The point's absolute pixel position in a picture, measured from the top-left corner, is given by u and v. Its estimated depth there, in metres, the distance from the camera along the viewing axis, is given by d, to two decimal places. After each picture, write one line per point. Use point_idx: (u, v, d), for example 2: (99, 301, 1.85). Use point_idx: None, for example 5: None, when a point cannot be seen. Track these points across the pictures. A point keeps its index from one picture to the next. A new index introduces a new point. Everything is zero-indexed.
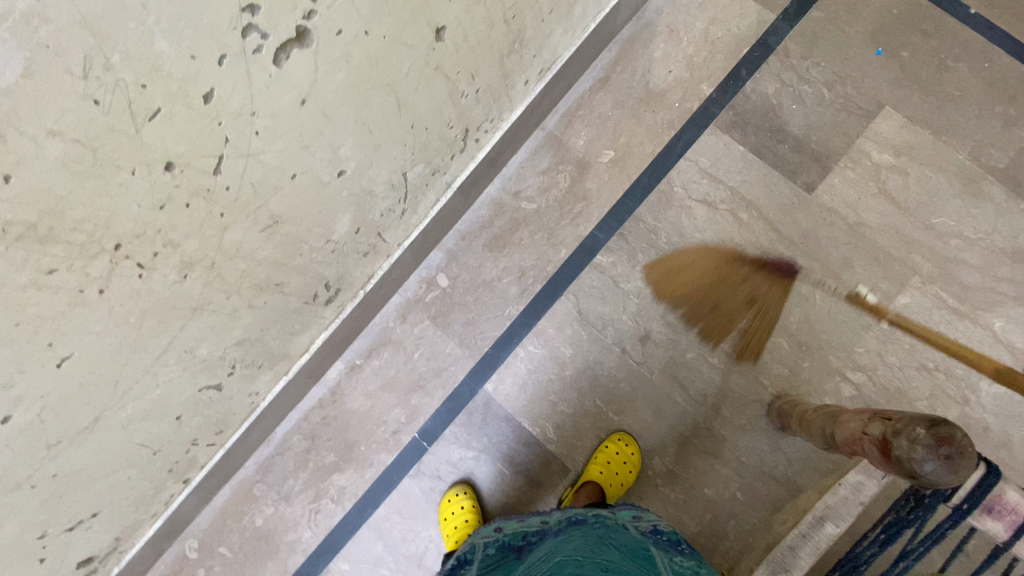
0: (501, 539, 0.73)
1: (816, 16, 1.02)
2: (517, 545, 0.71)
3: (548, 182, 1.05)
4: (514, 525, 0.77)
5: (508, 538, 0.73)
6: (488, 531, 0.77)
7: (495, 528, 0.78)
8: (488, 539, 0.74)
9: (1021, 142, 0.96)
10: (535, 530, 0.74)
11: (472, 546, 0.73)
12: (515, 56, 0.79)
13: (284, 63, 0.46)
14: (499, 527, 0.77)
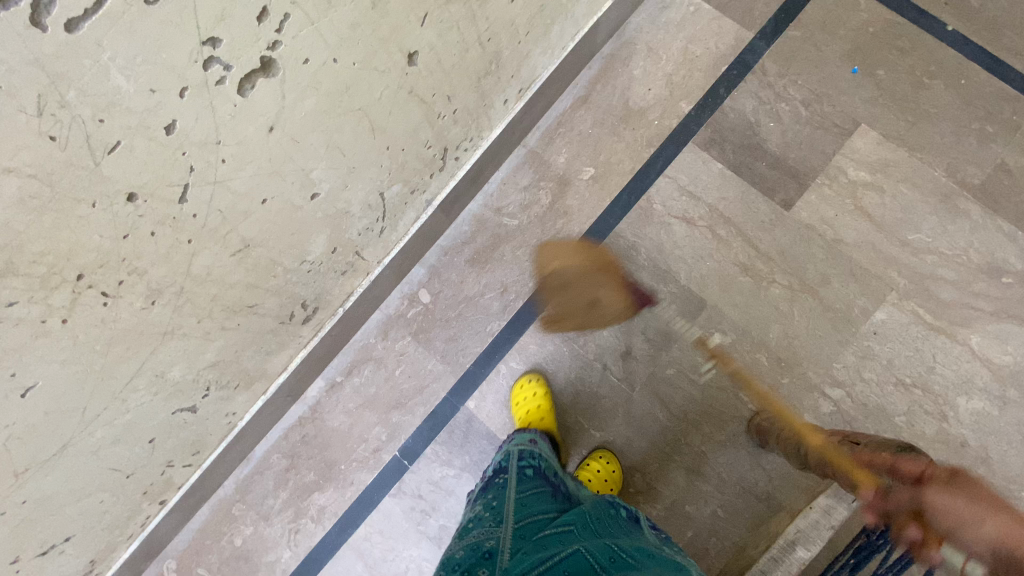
0: (535, 457, 0.78)
1: (793, 35, 1.04)
2: (549, 478, 0.74)
3: (530, 198, 1.06)
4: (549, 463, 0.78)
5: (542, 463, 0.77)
6: (523, 441, 0.83)
7: (529, 439, 0.84)
8: (523, 453, 0.79)
9: (996, 158, 0.97)
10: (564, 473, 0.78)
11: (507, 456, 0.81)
12: (492, 77, 0.80)
13: (248, 93, 0.46)
14: (534, 440, 0.83)
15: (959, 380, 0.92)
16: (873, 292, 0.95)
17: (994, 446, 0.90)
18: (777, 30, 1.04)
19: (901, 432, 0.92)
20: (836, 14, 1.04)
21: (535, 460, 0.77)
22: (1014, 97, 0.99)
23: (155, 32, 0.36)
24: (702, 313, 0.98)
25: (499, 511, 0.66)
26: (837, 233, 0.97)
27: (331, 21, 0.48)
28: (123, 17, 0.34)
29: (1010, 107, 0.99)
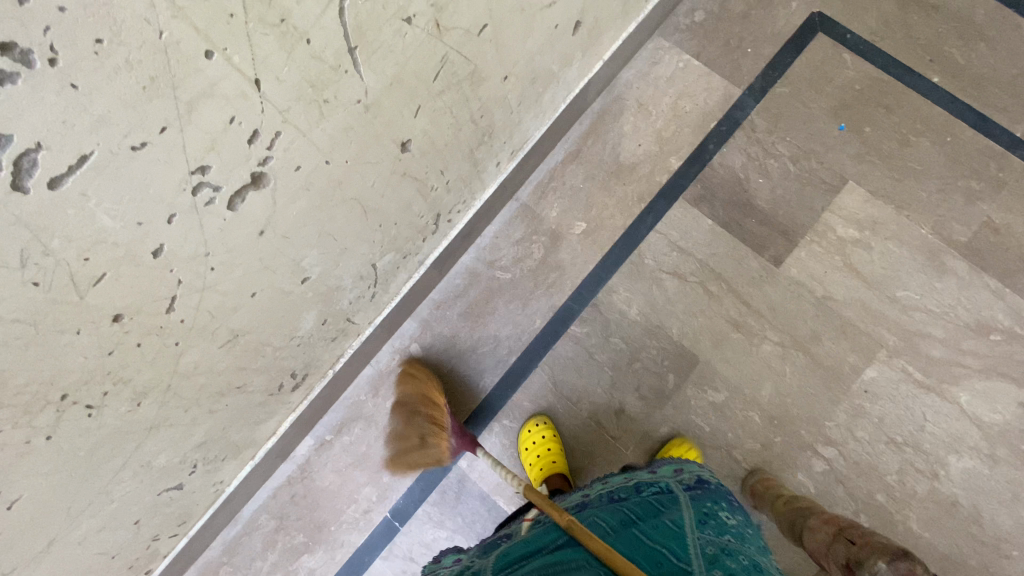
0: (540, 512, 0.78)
1: (781, 92, 1.05)
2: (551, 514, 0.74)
3: (522, 252, 1.06)
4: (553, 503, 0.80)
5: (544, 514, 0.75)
6: (532, 513, 0.79)
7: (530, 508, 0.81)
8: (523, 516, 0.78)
9: (983, 216, 0.99)
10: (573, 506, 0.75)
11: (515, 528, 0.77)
12: (485, 147, 0.81)
13: (239, 206, 0.45)
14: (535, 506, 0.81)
15: (950, 438, 0.93)
16: (863, 349, 0.96)
17: (985, 505, 0.91)
18: (764, 87, 1.05)
19: (892, 490, 0.92)
20: (823, 71, 1.05)
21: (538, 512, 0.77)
22: (1000, 154, 1.01)
23: (141, 173, 0.37)
24: (694, 369, 0.99)
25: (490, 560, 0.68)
26: (827, 290, 0.98)
27: (323, 130, 0.47)
28: (109, 165, 0.35)
29: (996, 164, 1.00)
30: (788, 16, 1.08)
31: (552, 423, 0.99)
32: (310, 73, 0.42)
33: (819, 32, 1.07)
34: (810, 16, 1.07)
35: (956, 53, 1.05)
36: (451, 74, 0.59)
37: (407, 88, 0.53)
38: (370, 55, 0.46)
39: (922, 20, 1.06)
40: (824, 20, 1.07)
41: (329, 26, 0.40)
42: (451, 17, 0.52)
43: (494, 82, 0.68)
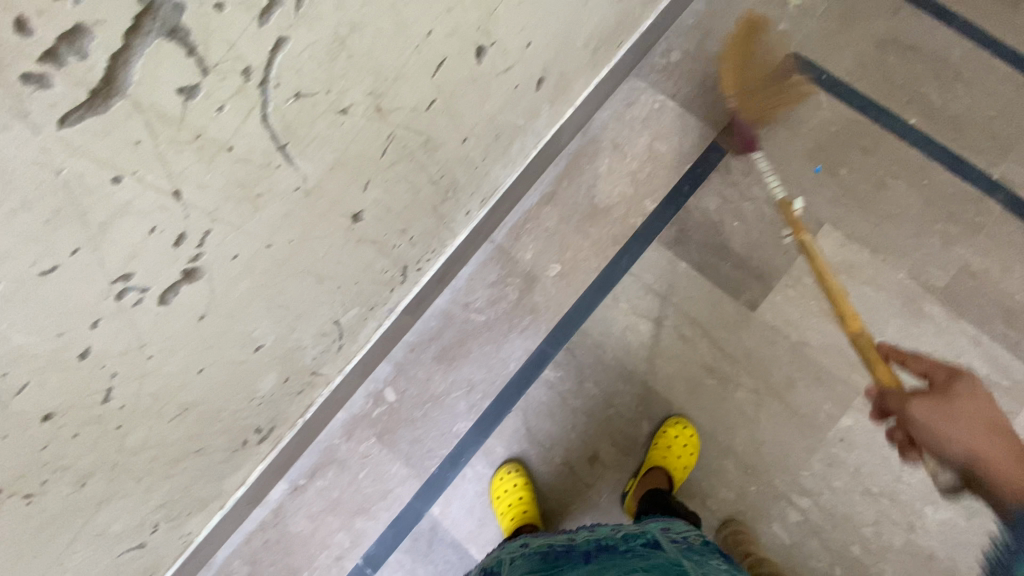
0: (529, 552, 0.77)
1: (756, 133, 1.05)
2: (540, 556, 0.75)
3: (498, 294, 1.05)
4: (540, 540, 0.80)
5: (531, 550, 0.77)
6: (515, 546, 0.80)
7: (521, 542, 0.81)
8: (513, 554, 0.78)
9: (960, 261, 0.98)
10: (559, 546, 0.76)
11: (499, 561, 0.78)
12: (450, 201, 0.81)
13: (172, 299, 0.46)
14: (524, 540, 0.80)
15: (928, 489, 0.91)
16: (839, 397, 0.95)
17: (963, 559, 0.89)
18: (742, 127, 1.04)
19: (868, 543, 0.91)
20: (799, 113, 1.05)
21: (527, 552, 0.77)
22: (976, 197, 1.01)
23: (58, 291, 0.37)
24: (669, 416, 0.97)
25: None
26: (803, 335, 0.97)
27: (260, 219, 0.47)
28: (19, 291, 0.34)
29: (972, 208, 1.00)
30: (764, 57, 1.08)
31: (524, 470, 0.98)
32: (237, 176, 0.42)
33: (795, 73, 1.07)
34: (786, 56, 1.07)
35: (933, 94, 1.05)
36: (401, 147, 0.59)
37: (350, 168, 0.53)
38: (304, 148, 0.46)
39: (898, 60, 1.07)
40: (800, 60, 1.07)
41: (252, 131, 0.40)
42: (394, 100, 0.52)
43: (452, 146, 0.69)
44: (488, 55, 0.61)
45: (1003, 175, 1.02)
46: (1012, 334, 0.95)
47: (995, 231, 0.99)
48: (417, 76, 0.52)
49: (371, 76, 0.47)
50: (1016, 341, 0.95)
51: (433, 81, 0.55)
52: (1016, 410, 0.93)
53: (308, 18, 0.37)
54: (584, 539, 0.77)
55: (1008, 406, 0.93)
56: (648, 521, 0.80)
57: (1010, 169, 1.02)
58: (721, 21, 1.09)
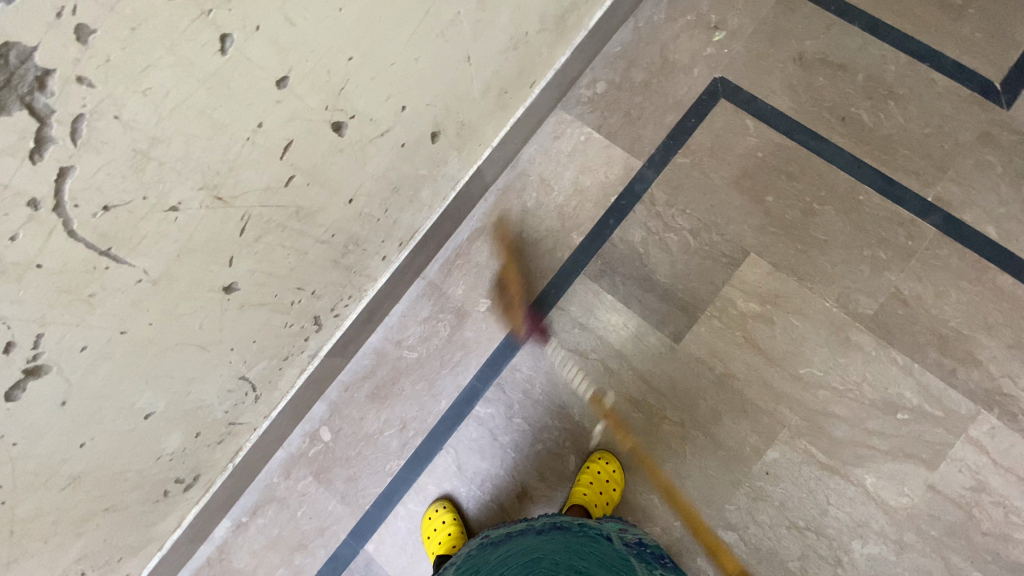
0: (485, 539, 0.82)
1: (681, 162, 1.04)
2: (496, 544, 0.79)
3: (429, 330, 1.06)
4: (500, 530, 0.85)
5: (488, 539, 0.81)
6: (477, 537, 0.84)
7: (482, 534, 0.86)
8: (471, 542, 0.83)
9: (891, 287, 0.95)
10: (516, 530, 0.81)
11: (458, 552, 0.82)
12: (355, 252, 0.82)
13: (20, 394, 0.48)
14: (486, 532, 0.86)
15: (855, 523, 0.90)
16: (765, 429, 0.94)
17: None
18: (665, 158, 1.05)
19: None
20: (725, 140, 1.04)
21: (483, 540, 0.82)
22: (909, 221, 0.97)
23: None
24: (595, 450, 0.99)
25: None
26: (728, 367, 0.97)
27: (103, 313, 0.50)
28: None
29: (905, 232, 0.97)
30: (690, 83, 1.06)
31: (453, 507, 1.00)
32: (58, 285, 0.44)
33: (722, 98, 1.05)
34: (712, 82, 1.06)
35: (864, 114, 1.01)
36: (265, 221, 0.61)
37: (204, 252, 0.56)
38: (134, 248, 0.48)
39: (827, 81, 1.03)
40: (726, 85, 1.05)
41: (60, 247, 0.42)
42: (236, 187, 0.53)
43: (336, 209, 0.70)
44: (351, 127, 0.62)
45: (939, 196, 0.97)
46: (947, 362, 0.92)
47: (929, 255, 0.95)
48: (260, 162, 0.54)
49: (198, 174, 0.49)
50: (951, 370, 0.92)
51: (284, 161, 0.57)
52: (950, 442, 0.90)
53: (92, 147, 0.40)
54: (541, 522, 0.83)
55: (943, 438, 0.90)
56: (606, 522, 0.86)
57: (947, 189, 0.97)
58: (647, 48, 1.08)
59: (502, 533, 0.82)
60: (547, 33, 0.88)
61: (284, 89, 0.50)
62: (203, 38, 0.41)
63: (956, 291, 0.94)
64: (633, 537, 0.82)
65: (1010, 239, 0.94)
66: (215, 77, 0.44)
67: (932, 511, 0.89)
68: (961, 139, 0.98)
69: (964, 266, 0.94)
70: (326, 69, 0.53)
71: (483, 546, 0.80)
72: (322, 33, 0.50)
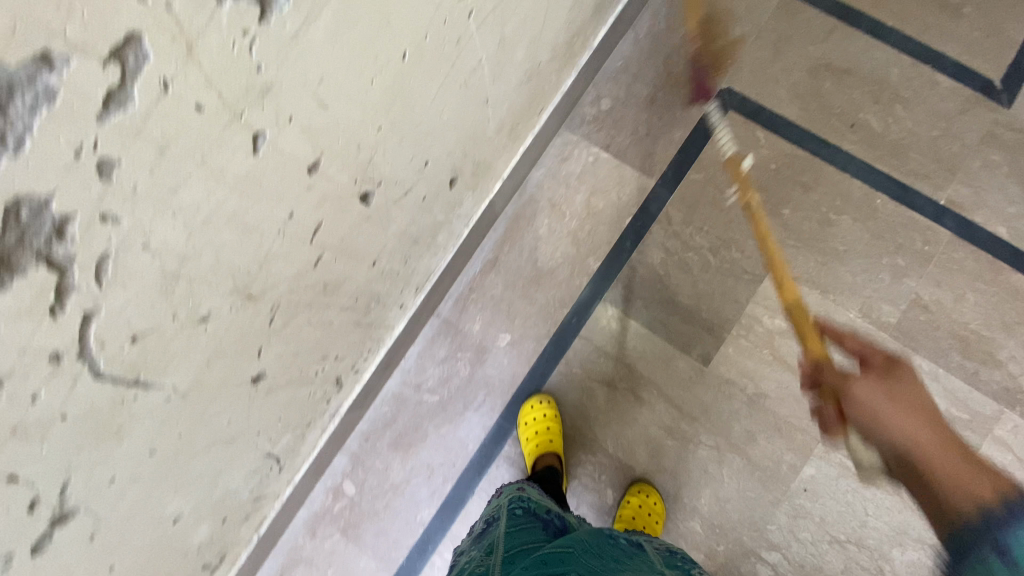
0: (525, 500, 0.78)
1: (693, 179, 1.02)
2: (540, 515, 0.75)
3: (448, 370, 1.01)
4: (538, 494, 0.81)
5: (531, 502, 0.77)
6: (511, 490, 0.81)
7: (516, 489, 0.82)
8: (510, 498, 0.78)
9: (912, 293, 0.96)
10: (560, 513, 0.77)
11: (498, 507, 0.79)
12: (376, 308, 0.77)
13: (48, 544, 0.43)
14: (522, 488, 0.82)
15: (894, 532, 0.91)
16: (800, 446, 0.94)
17: None
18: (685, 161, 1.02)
19: None
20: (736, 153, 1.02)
21: (524, 500, 0.78)
22: (925, 226, 0.97)
23: None
24: (632, 480, 0.97)
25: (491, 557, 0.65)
26: (758, 386, 0.96)
27: (132, 440, 0.45)
28: None
29: (921, 237, 0.97)
30: (697, 95, 1.04)
31: (554, 402, 0.99)
32: (85, 426, 0.39)
33: (730, 110, 1.03)
34: (719, 94, 1.03)
35: (873, 119, 1.00)
36: (294, 305, 0.55)
37: (232, 352, 0.50)
38: (163, 369, 0.43)
39: (834, 87, 1.02)
40: (733, 96, 1.03)
41: (89, 390, 0.37)
42: (266, 281, 0.48)
43: (359, 275, 0.65)
44: (378, 193, 0.57)
45: (951, 199, 0.97)
46: (970, 365, 0.93)
47: (946, 259, 0.96)
48: (289, 251, 0.49)
49: (229, 277, 0.43)
50: (975, 372, 0.93)
51: (313, 244, 0.52)
52: (979, 443, 0.91)
53: (119, 284, 0.35)
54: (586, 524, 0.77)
55: (971, 440, 0.91)
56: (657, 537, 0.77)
57: (958, 191, 0.97)
58: (649, 61, 1.05)
59: (544, 502, 0.78)
60: (557, 60, 0.83)
61: (315, 174, 0.45)
62: (236, 141, 0.36)
63: (974, 293, 0.95)
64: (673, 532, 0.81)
65: None
66: (246, 180, 0.39)
67: None
68: (967, 140, 0.98)
69: (980, 268, 0.95)
70: (356, 144, 0.48)
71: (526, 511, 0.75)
72: (354, 110, 0.45)
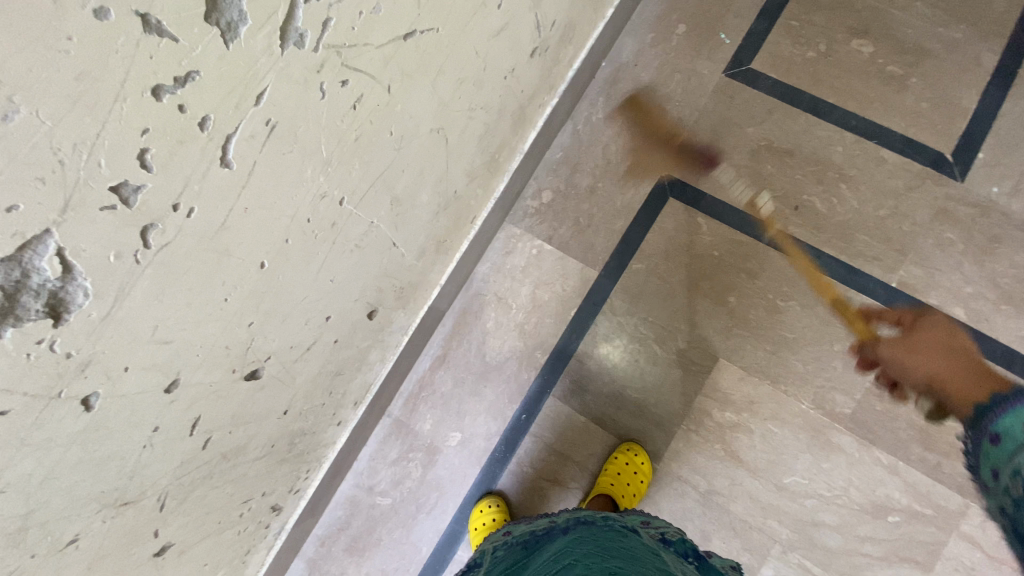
0: (509, 540, 0.80)
1: (637, 268, 1.01)
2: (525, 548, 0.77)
3: (400, 472, 1.02)
4: (522, 526, 0.83)
5: (515, 539, 0.79)
6: (498, 534, 0.83)
7: (504, 530, 0.84)
8: (495, 542, 0.81)
9: (866, 381, 0.92)
10: (543, 530, 0.79)
11: (483, 552, 0.80)
12: (304, 439, 0.78)
13: None
14: (508, 528, 0.84)
15: None
16: (756, 547, 0.91)
17: None
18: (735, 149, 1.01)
19: None
20: (678, 242, 1.01)
21: (508, 540, 0.80)
22: (877, 310, 0.94)
23: None
24: None
25: None
26: (710, 483, 0.94)
27: None
28: None
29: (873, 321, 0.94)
30: (636, 183, 1.03)
31: (503, 503, 0.97)
32: None
33: (670, 198, 1.02)
34: (658, 181, 1.03)
35: (817, 200, 0.98)
36: (189, 485, 0.56)
37: (119, 548, 0.52)
38: None
39: (776, 168, 1.00)
40: (672, 183, 1.02)
41: None
42: (142, 484, 0.50)
43: (269, 427, 0.65)
44: (269, 366, 0.58)
45: (904, 281, 0.94)
46: (932, 457, 0.89)
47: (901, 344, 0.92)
48: (166, 454, 0.50)
49: (95, 500, 0.45)
50: (936, 465, 0.89)
51: (196, 435, 0.53)
52: (945, 541, 0.87)
53: None
54: (563, 518, 0.80)
55: (936, 537, 0.88)
56: (630, 513, 0.84)
57: (911, 272, 0.94)
58: (588, 152, 1.05)
59: (528, 530, 0.81)
60: (478, 177, 0.84)
61: (176, 390, 0.47)
62: (61, 412, 0.38)
63: None
64: (660, 529, 0.80)
65: (982, 320, 0.91)
66: (86, 432, 0.40)
67: None
68: (918, 217, 0.95)
69: None
70: (224, 345, 0.49)
71: (509, 545, 0.78)
72: (211, 329, 0.46)
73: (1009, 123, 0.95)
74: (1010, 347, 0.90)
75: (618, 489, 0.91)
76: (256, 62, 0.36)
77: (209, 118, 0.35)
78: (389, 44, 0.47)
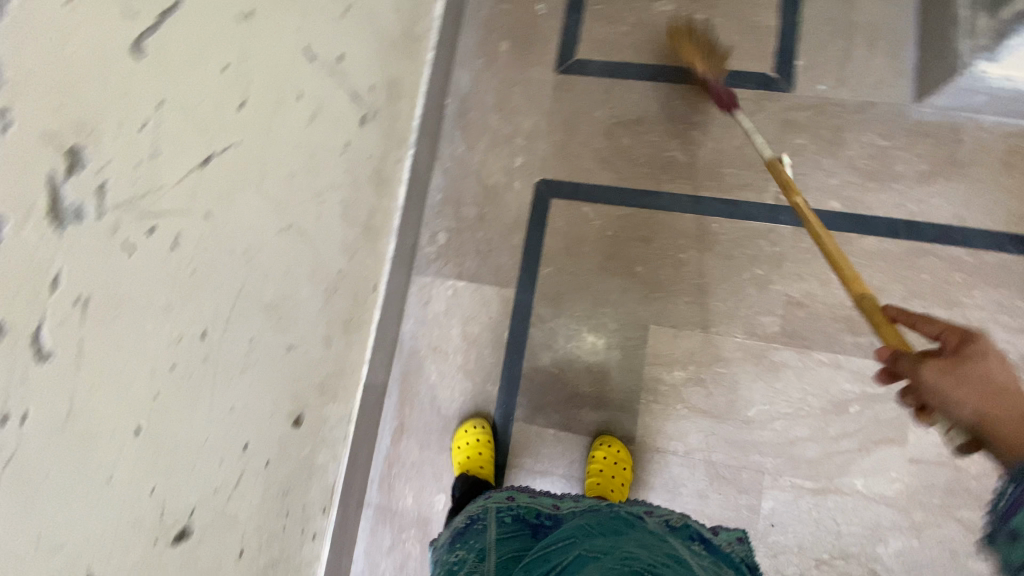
0: (514, 508, 0.76)
1: (547, 273, 1.04)
2: (528, 521, 0.74)
3: (400, 556, 0.99)
4: (526, 498, 0.79)
5: (520, 509, 0.76)
6: (500, 496, 0.80)
7: (508, 495, 0.80)
8: (500, 505, 0.77)
9: (783, 295, 0.97)
10: (546, 513, 0.75)
11: (487, 508, 0.77)
12: (279, 567, 0.75)
13: None
14: (513, 495, 0.80)
15: (868, 531, 0.90)
16: (749, 484, 0.94)
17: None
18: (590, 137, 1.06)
19: None
20: (574, 235, 1.04)
21: (513, 508, 0.76)
22: (766, 229, 1.00)
23: None
24: None
25: (479, 547, 0.69)
26: (687, 443, 0.96)
27: None
28: None
29: (767, 241, 0.99)
30: (517, 197, 1.07)
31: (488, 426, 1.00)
32: None
33: (552, 198, 1.06)
34: (536, 187, 1.07)
35: (678, 153, 1.04)
36: None
37: None
38: None
39: (632, 137, 1.06)
40: (549, 184, 1.07)
41: None
42: None
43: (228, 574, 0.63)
44: (198, 518, 0.56)
45: (778, 195, 1.01)
46: (864, 341, 0.95)
47: (798, 251, 0.98)
48: None
49: None
50: (871, 345, 0.94)
51: None
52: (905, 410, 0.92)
53: None
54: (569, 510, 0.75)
55: (897, 410, 0.92)
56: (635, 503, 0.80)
57: None
58: (464, 184, 1.09)
59: (534, 507, 0.76)
60: (359, 249, 0.85)
61: None
62: None
63: None
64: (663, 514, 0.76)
65: (856, 203, 0.99)
66: None
67: (924, 482, 0.90)
68: (768, 136, 1.03)
69: None
70: (130, 521, 0.48)
71: (513, 512, 0.75)
72: (104, 513, 0.45)
73: (810, 28, 1.05)
74: (888, 218, 0.98)
75: (603, 486, 0.91)
76: (35, 252, 0.36)
77: (7, 322, 0.35)
78: (187, 177, 0.48)
